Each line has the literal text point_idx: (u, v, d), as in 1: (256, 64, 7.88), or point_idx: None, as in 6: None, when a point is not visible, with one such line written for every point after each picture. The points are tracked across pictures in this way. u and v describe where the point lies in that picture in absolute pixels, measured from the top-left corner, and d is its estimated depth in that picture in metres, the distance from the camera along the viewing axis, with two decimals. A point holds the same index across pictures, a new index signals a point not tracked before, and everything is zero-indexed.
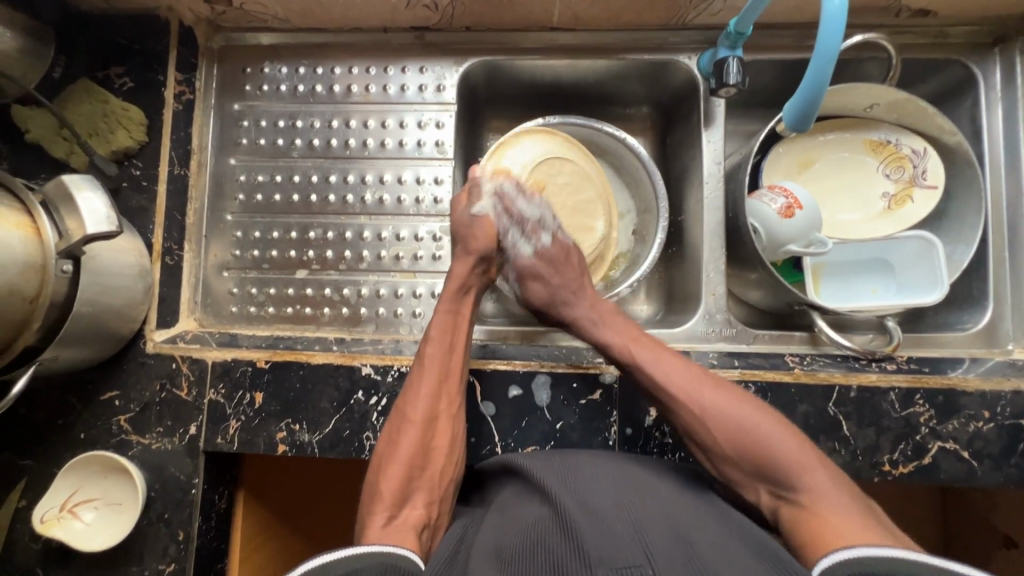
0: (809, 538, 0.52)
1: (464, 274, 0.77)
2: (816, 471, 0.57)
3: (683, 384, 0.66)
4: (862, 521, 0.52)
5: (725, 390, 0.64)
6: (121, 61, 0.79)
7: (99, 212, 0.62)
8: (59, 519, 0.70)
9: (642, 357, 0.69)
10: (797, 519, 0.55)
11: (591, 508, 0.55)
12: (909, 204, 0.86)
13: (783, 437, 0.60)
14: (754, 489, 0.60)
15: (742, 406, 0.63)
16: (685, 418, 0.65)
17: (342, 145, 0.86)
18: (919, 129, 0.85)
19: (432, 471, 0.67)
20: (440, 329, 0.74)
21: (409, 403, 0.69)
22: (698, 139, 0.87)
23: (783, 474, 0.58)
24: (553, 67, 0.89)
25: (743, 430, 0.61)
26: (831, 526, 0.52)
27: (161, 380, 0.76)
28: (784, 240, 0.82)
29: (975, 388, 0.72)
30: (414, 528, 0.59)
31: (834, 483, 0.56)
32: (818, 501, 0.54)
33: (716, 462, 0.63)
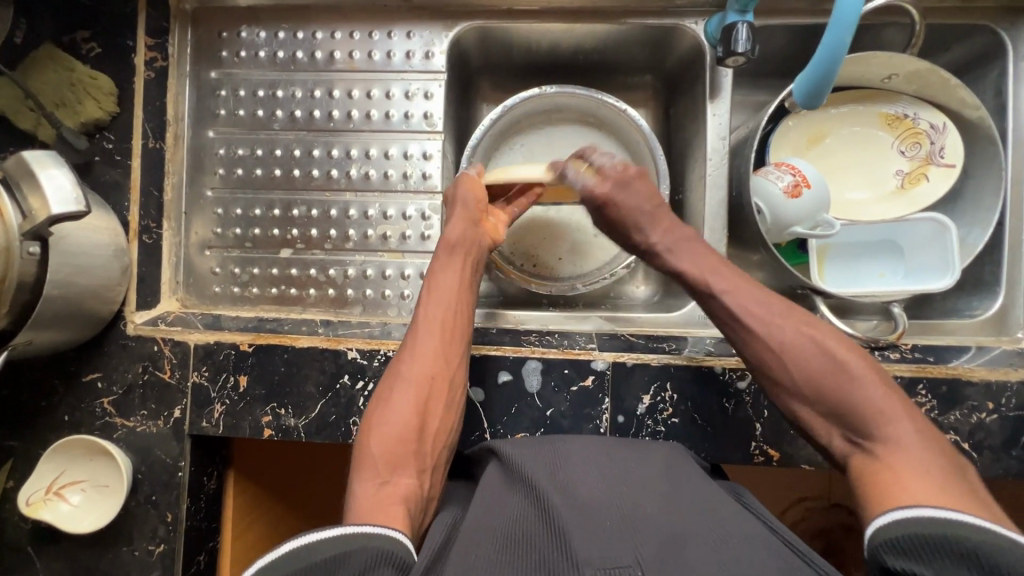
0: (873, 487, 0.52)
1: (459, 233, 0.74)
2: (900, 423, 0.55)
3: (762, 317, 0.65)
4: (937, 482, 0.50)
5: (809, 328, 0.63)
6: (87, 24, 0.74)
7: (66, 191, 0.59)
8: (46, 501, 0.70)
9: (723, 292, 0.68)
10: (864, 466, 0.55)
11: (579, 500, 0.54)
12: (923, 183, 0.81)
13: (869, 386, 0.58)
14: (827, 431, 0.60)
15: (825, 346, 0.61)
16: (758, 355, 0.64)
17: (326, 117, 0.82)
18: (939, 102, 0.80)
19: (427, 436, 0.64)
20: (438, 290, 0.72)
21: (404, 365, 0.67)
22: (703, 112, 0.82)
23: (862, 416, 0.57)
24: (549, 32, 0.83)
25: (825, 369, 0.60)
26: (898, 483, 0.51)
27: (143, 362, 0.74)
28: (789, 221, 0.78)
29: (980, 378, 0.69)
30: (402, 502, 0.57)
31: (916, 439, 0.54)
32: (892, 454, 0.54)
33: (787, 397, 0.63)
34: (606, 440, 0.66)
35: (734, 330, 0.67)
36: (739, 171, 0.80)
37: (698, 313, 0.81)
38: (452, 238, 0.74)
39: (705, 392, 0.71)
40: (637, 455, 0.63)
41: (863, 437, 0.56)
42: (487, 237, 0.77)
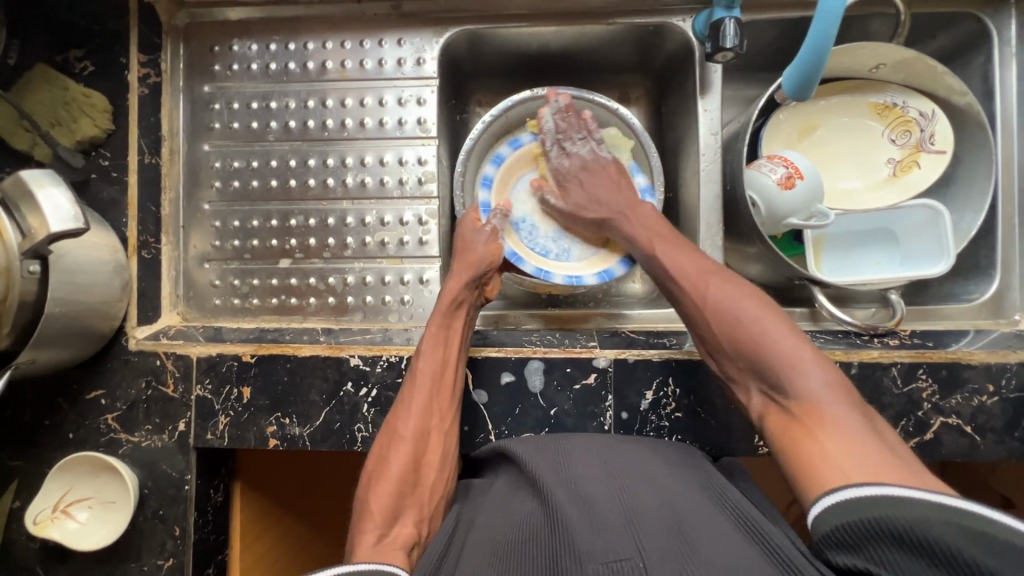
0: (797, 451, 0.54)
1: (453, 290, 0.74)
2: (810, 371, 0.56)
3: (692, 275, 0.69)
4: (855, 438, 0.51)
5: (736, 287, 0.66)
6: (80, 43, 0.75)
7: (64, 209, 0.59)
8: (53, 520, 0.70)
9: (662, 250, 0.73)
10: (784, 423, 0.56)
11: (585, 496, 0.53)
12: (915, 170, 0.82)
13: (781, 336, 0.60)
14: (747, 389, 0.62)
15: (748, 304, 0.63)
16: (693, 311, 0.67)
17: (320, 126, 0.82)
18: (927, 90, 0.81)
19: (422, 487, 0.66)
20: (431, 342, 0.71)
21: (401, 419, 0.68)
22: (693, 108, 0.82)
23: (774, 370, 0.58)
24: (539, 34, 0.84)
25: (743, 327, 0.62)
26: (820, 445, 0.52)
27: (146, 377, 0.74)
28: (785, 213, 0.78)
29: (980, 362, 0.70)
30: (402, 548, 0.59)
31: (829, 386, 0.55)
32: (805, 406, 0.55)
33: (715, 356, 0.65)
34: (620, 438, 0.64)
35: (679, 303, 0.70)
36: (733, 165, 0.80)
37: None
38: (448, 293, 0.74)
39: (708, 385, 0.71)
40: (643, 448, 0.62)
41: (779, 393, 0.58)
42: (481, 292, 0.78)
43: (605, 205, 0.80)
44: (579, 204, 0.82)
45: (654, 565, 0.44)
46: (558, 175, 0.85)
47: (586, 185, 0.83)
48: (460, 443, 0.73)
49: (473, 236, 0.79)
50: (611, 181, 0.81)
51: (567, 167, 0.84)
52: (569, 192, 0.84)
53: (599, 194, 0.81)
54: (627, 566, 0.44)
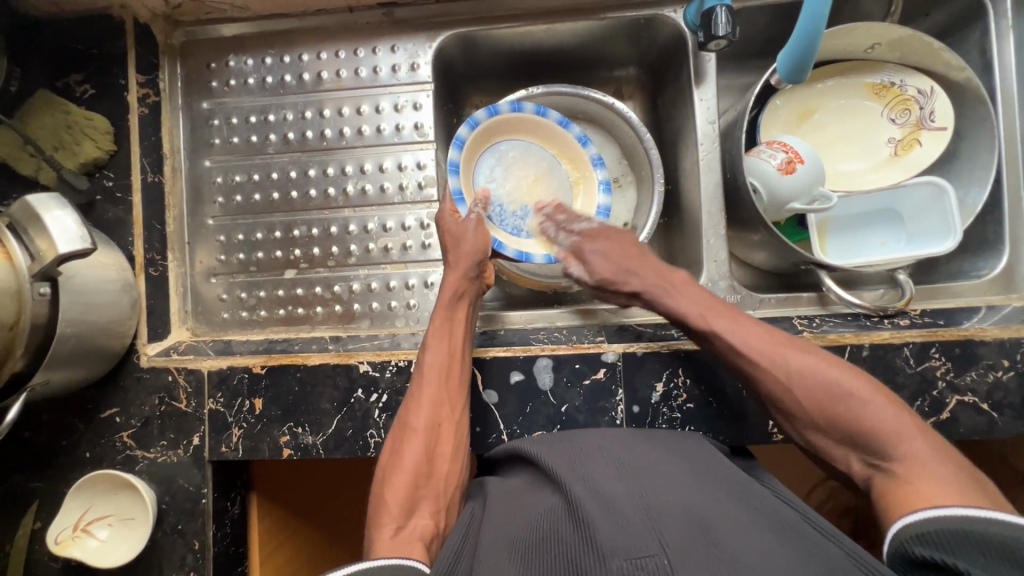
0: (892, 502, 0.51)
1: (455, 281, 0.74)
2: (913, 440, 0.54)
3: (763, 349, 0.64)
4: (964, 492, 0.48)
5: (811, 355, 0.62)
6: (79, 67, 0.76)
7: (71, 230, 0.60)
8: (74, 539, 0.70)
9: (719, 324, 0.67)
10: (885, 488, 0.53)
11: (603, 494, 0.52)
12: (916, 148, 0.81)
13: (873, 406, 0.57)
14: (847, 460, 0.58)
15: (827, 369, 0.60)
16: (773, 387, 0.63)
17: (319, 136, 0.83)
18: (924, 68, 0.80)
19: (437, 478, 0.66)
20: (437, 336, 0.71)
21: (412, 412, 0.68)
22: (689, 98, 0.82)
23: (874, 439, 0.56)
24: (530, 34, 0.84)
25: (837, 400, 0.59)
26: (919, 489, 0.50)
27: (159, 393, 0.75)
28: (787, 198, 0.78)
29: (993, 337, 0.69)
30: (420, 540, 0.58)
31: (936, 455, 0.53)
32: (910, 468, 0.52)
33: (805, 431, 0.61)
34: (635, 434, 0.64)
35: (752, 384, 0.65)
36: (732, 153, 0.80)
37: None
38: (451, 284, 0.74)
39: (719, 375, 0.71)
40: (662, 448, 0.60)
41: (880, 460, 0.55)
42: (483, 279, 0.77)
43: (642, 276, 0.75)
44: (610, 276, 0.76)
45: (680, 560, 0.42)
46: (576, 251, 0.79)
47: (603, 254, 0.77)
48: (472, 444, 0.73)
49: (463, 225, 0.76)
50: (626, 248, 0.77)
51: (580, 241, 0.80)
52: (592, 266, 0.77)
53: (629, 262, 0.76)
54: (651, 562, 0.42)
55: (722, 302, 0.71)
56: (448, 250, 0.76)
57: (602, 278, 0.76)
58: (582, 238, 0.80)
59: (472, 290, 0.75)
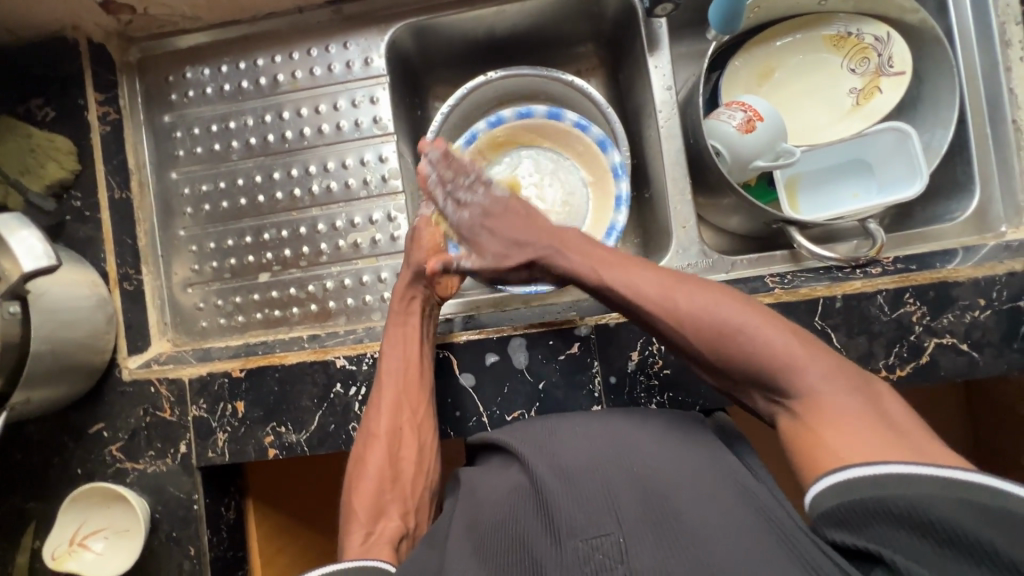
0: (805, 453, 0.50)
1: (403, 288, 0.74)
2: (807, 369, 0.52)
3: (655, 294, 0.61)
4: (869, 424, 0.48)
5: (705, 291, 0.59)
6: (38, 92, 0.77)
7: (37, 248, 0.61)
8: (70, 552, 0.71)
9: (612, 278, 0.64)
10: (794, 430, 0.52)
11: (565, 469, 0.52)
12: (878, 95, 0.80)
13: (769, 335, 0.55)
14: (749, 394, 0.57)
15: (720, 303, 0.58)
16: (669, 330, 0.60)
17: (280, 139, 0.83)
18: (879, 14, 0.79)
19: (403, 481, 0.69)
20: (394, 342, 0.72)
21: (372, 419, 0.70)
22: (645, 67, 0.82)
23: (770, 374, 0.54)
24: (481, 17, 0.84)
25: (722, 336, 0.56)
26: (834, 438, 0.48)
27: (144, 405, 0.76)
28: (749, 157, 0.77)
29: (967, 277, 0.68)
30: (389, 541, 0.62)
31: (831, 381, 0.52)
32: (809, 405, 0.52)
33: (708, 372, 0.59)
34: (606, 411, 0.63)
35: (654, 332, 0.62)
36: (692, 118, 0.79)
37: (676, 265, 0.80)
38: (399, 293, 0.74)
39: None
40: (625, 416, 0.60)
41: (781, 395, 0.54)
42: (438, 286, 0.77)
43: (534, 245, 0.68)
44: (500, 254, 0.69)
45: (633, 538, 0.43)
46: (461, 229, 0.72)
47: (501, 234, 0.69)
48: (453, 428, 0.73)
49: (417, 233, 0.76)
50: (522, 219, 0.69)
51: (466, 218, 0.71)
52: (480, 244, 0.70)
53: (520, 228, 0.69)
54: (606, 542, 0.43)
55: (615, 251, 0.67)
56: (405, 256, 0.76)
57: (496, 259, 0.69)
58: (470, 212, 0.71)
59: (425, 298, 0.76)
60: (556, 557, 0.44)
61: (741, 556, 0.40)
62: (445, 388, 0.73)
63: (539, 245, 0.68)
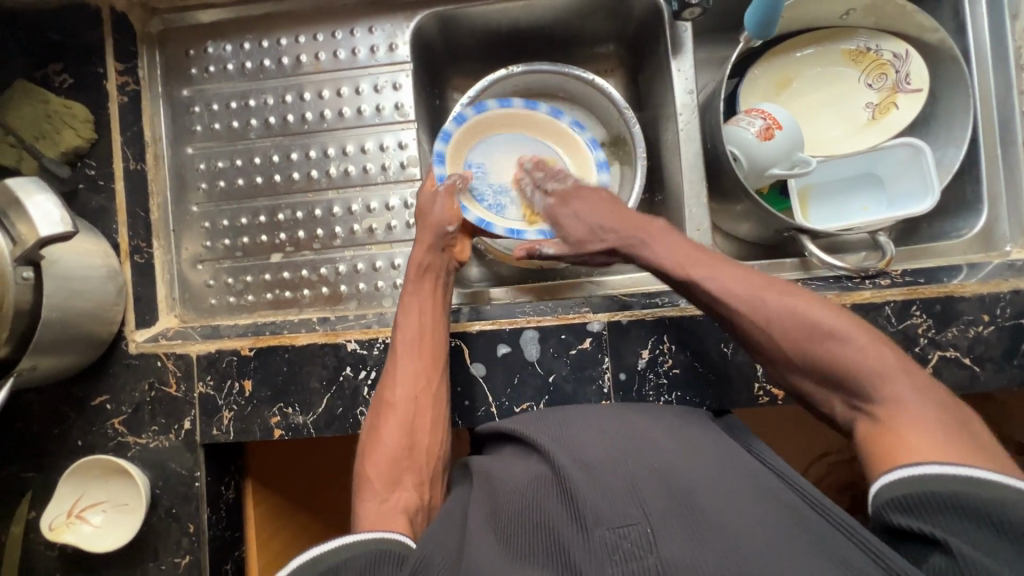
0: (879, 453, 0.51)
1: (421, 256, 0.75)
2: (898, 381, 0.53)
3: (746, 294, 0.63)
4: (945, 443, 0.48)
5: (795, 296, 0.61)
6: (57, 58, 0.76)
7: (53, 214, 0.60)
8: (69, 525, 0.71)
9: (699, 273, 0.66)
10: (871, 432, 0.53)
11: (587, 459, 0.52)
12: (893, 111, 0.82)
13: (861, 346, 0.56)
14: (830, 401, 0.58)
15: (814, 308, 0.60)
16: (757, 329, 0.62)
17: (300, 119, 0.83)
18: (898, 31, 0.81)
19: (418, 450, 0.68)
20: (410, 309, 0.73)
21: (388, 388, 0.69)
22: (667, 70, 0.83)
23: (856, 379, 0.55)
24: (507, 11, 0.84)
25: (815, 339, 0.58)
26: (905, 443, 0.49)
27: (149, 379, 0.75)
28: (766, 164, 0.78)
29: (972, 293, 0.70)
30: (403, 511, 0.61)
31: (918, 397, 0.52)
32: (887, 414, 0.52)
33: (791, 374, 0.61)
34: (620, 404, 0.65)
35: (741, 331, 0.63)
36: (711, 122, 0.80)
37: None
38: (414, 261, 0.75)
39: (702, 340, 0.71)
40: (641, 412, 0.61)
41: (863, 401, 0.55)
42: (453, 254, 0.78)
43: (624, 233, 0.72)
44: (581, 241, 0.74)
45: (660, 527, 0.43)
46: (550, 216, 0.78)
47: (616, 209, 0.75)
48: (462, 417, 0.73)
49: (431, 202, 0.77)
50: (605, 205, 0.75)
51: (551, 203, 0.78)
52: (566, 228, 0.76)
53: (603, 217, 0.74)
54: (634, 532, 0.44)
55: (700, 248, 0.69)
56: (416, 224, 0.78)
57: (579, 245, 0.74)
58: (555, 200, 0.78)
59: (439, 265, 0.76)
60: (583, 545, 0.44)
61: (771, 550, 0.41)
62: (455, 376, 0.73)
63: (619, 237, 0.72)
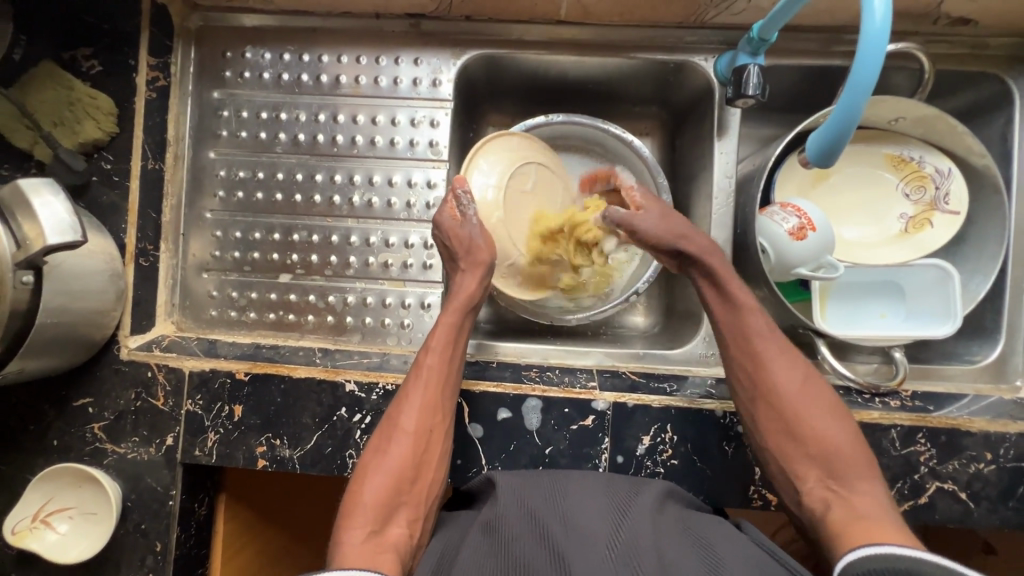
0: (850, 536, 0.56)
1: (471, 289, 0.72)
2: (869, 477, 0.61)
3: (764, 353, 0.68)
4: (906, 540, 0.55)
5: (802, 371, 0.68)
6: (88, 42, 0.73)
7: (63, 221, 0.58)
8: (32, 530, 0.68)
9: (728, 313, 0.70)
10: (840, 516, 0.59)
11: (579, 535, 0.53)
12: (927, 228, 0.81)
13: (845, 440, 0.63)
14: (801, 474, 0.64)
15: (812, 392, 0.66)
16: (759, 389, 0.67)
17: (330, 141, 0.81)
18: (944, 147, 0.80)
19: (421, 483, 0.65)
20: (442, 342, 0.70)
21: (403, 413, 0.66)
22: (710, 149, 0.81)
23: (843, 466, 0.62)
24: (558, 63, 0.82)
25: (818, 425, 0.64)
26: (877, 530, 0.55)
27: (136, 388, 0.72)
28: (794, 263, 0.77)
29: (980, 429, 0.69)
30: (393, 550, 0.58)
31: (883, 497, 0.59)
32: (863, 505, 0.58)
33: (776, 438, 0.65)
34: (607, 477, 0.64)
35: (740, 381, 0.69)
36: (745, 211, 0.79)
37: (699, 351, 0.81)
38: (465, 294, 0.72)
39: (705, 435, 0.70)
40: (635, 486, 0.62)
41: (835, 484, 0.61)
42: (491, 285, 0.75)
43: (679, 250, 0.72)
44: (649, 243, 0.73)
45: None
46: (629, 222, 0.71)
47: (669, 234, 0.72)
48: (451, 475, 0.72)
49: (467, 230, 0.73)
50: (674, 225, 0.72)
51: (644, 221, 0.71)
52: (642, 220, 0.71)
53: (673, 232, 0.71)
54: None
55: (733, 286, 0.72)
56: (457, 257, 0.73)
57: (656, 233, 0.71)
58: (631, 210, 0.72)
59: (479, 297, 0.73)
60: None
61: None
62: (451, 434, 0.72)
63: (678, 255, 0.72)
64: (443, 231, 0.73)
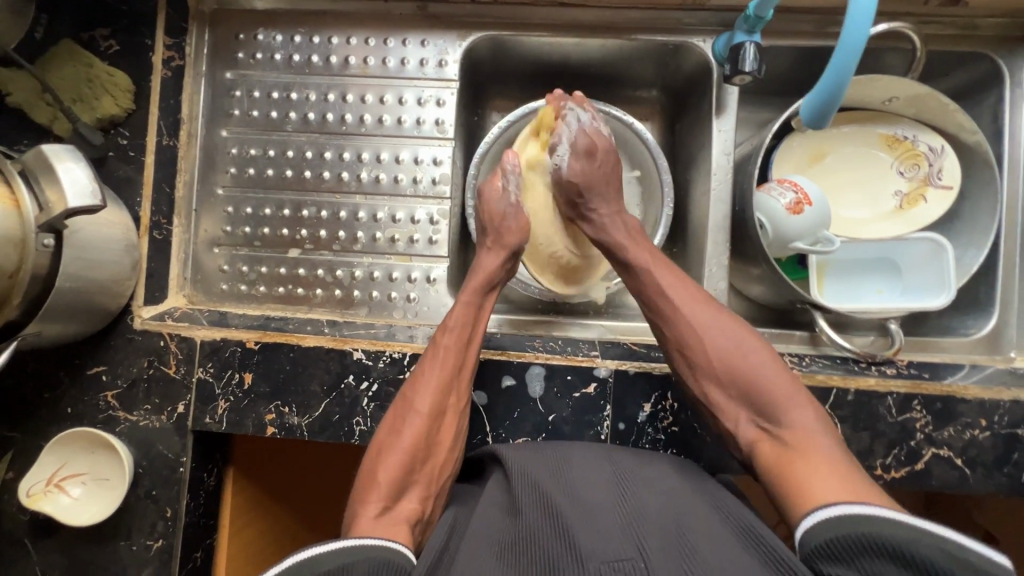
0: (789, 484, 0.55)
1: (491, 269, 0.75)
2: (804, 409, 0.59)
3: (683, 301, 0.69)
4: (841, 467, 0.54)
5: (727, 319, 0.67)
6: (107, 22, 0.76)
7: (82, 184, 0.59)
8: (46, 493, 0.70)
9: (657, 275, 0.71)
10: (774, 452, 0.58)
11: (582, 500, 0.54)
12: (921, 204, 0.83)
13: (775, 376, 0.62)
14: (736, 416, 0.63)
15: (741, 337, 0.66)
16: (684, 334, 0.67)
17: (339, 120, 0.83)
18: (937, 126, 0.82)
19: (433, 462, 0.65)
20: (457, 325, 0.71)
21: (418, 393, 0.67)
22: (708, 127, 0.84)
23: (772, 403, 0.61)
24: (560, 45, 0.85)
25: (746, 363, 0.64)
26: (809, 469, 0.54)
27: (148, 356, 0.74)
28: (791, 237, 0.79)
29: (974, 396, 0.71)
30: (406, 523, 0.57)
31: (817, 424, 0.58)
32: (797, 439, 0.57)
33: (703, 381, 0.66)
34: (609, 449, 0.64)
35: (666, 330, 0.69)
36: (743, 187, 0.81)
37: None
38: (483, 277, 0.75)
39: None
40: (638, 456, 0.62)
41: (767, 422, 0.61)
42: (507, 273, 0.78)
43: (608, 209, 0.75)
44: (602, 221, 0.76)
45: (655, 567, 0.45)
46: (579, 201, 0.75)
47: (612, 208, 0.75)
48: None
49: (500, 203, 0.77)
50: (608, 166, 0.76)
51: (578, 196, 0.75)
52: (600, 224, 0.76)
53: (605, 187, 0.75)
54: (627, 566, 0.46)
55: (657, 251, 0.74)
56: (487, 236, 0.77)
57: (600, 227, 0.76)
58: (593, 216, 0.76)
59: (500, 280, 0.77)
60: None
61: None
62: None
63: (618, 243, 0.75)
64: (482, 203, 0.78)
